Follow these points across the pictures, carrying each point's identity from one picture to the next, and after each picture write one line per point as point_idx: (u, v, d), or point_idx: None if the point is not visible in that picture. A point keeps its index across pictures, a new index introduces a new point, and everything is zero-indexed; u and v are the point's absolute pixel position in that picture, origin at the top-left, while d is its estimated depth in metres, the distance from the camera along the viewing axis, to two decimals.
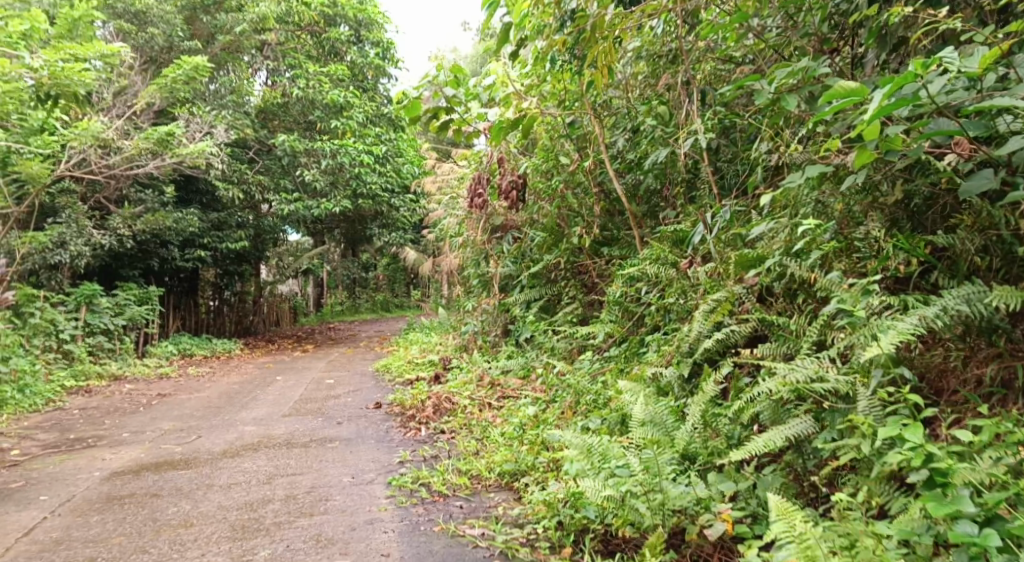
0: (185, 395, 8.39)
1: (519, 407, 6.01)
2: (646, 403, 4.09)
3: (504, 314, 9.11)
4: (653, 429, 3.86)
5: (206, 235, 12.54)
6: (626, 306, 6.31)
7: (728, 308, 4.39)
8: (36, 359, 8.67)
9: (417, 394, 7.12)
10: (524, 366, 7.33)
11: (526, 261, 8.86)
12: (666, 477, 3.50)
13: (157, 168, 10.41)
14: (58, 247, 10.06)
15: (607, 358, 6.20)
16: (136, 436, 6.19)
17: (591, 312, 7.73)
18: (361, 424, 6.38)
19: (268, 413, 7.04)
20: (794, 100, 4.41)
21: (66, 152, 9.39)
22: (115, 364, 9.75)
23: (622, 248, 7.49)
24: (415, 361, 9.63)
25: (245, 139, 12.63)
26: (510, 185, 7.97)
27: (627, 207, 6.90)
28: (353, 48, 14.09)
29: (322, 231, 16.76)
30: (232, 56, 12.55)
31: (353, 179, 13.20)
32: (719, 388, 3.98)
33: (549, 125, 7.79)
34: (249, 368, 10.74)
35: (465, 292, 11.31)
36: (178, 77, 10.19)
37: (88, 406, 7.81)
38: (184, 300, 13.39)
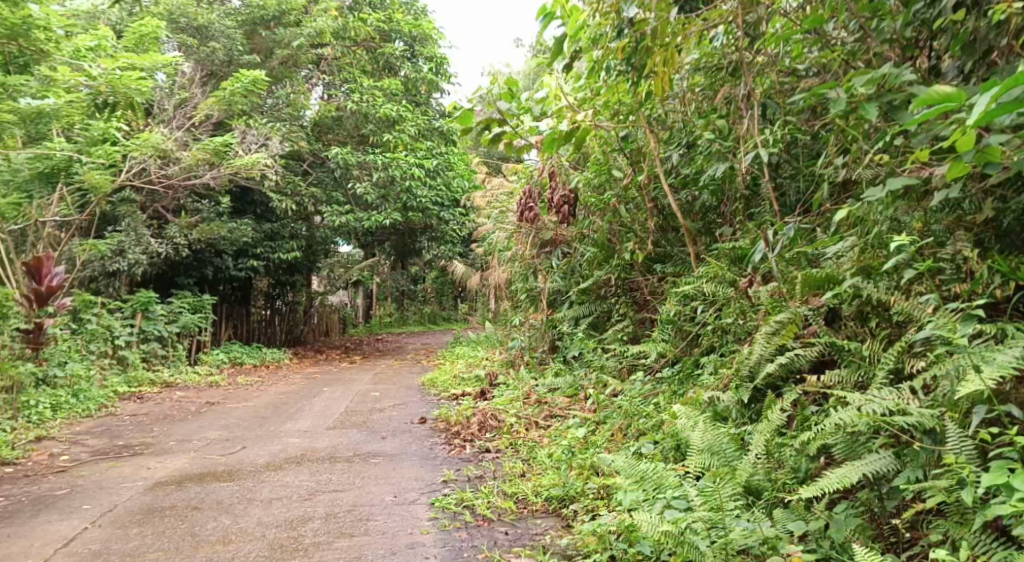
0: (232, 404, 8.38)
1: (567, 427, 5.82)
2: (705, 429, 3.92)
3: (552, 330, 8.94)
4: (712, 458, 3.76)
5: (258, 246, 12.64)
6: (680, 325, 6.10)
7: (794, 331, 4.22)
8: (90, 365, 8.75)
9: (463, 410, 6.97)
10: (573, 385, 7.14)
11: (575, 276, 8.67)
12: (729, 513, 3.34)
13: (213, 179, 10.52)
14: (116, 255, 10.20)
15: (659, 379, 5.99)
16: (181, 445, 6.16)
17: (642, 330, 7.52)
18: (406, 439, 6.27)
19: (313, 425, 6.97)
20: (872, 109, 4.25)
21: (127, 162, 9.47)
22: (167, 371, 9.84)
23: (676, 265, 7.27)
24: (461, 375, 9.50)
25: (299, 151, 12.73)
26: (561, 199, 8.12)
27: (683, 223, 6.69)
28: (408, 62, 14.13)
29: (372, 243, 16.81)
30: (290, 70, 12.57)
31: (404, 192, 13.18)
32: (785, 418, 3.78)
33: (602, 138, 7.61)
34: (297, 378, 10.74)
35: (513, 307, 11.16)
36: (237, 90, 10.40)
37: (139, 412, 7.85)
38: (235, 309, 13.51)
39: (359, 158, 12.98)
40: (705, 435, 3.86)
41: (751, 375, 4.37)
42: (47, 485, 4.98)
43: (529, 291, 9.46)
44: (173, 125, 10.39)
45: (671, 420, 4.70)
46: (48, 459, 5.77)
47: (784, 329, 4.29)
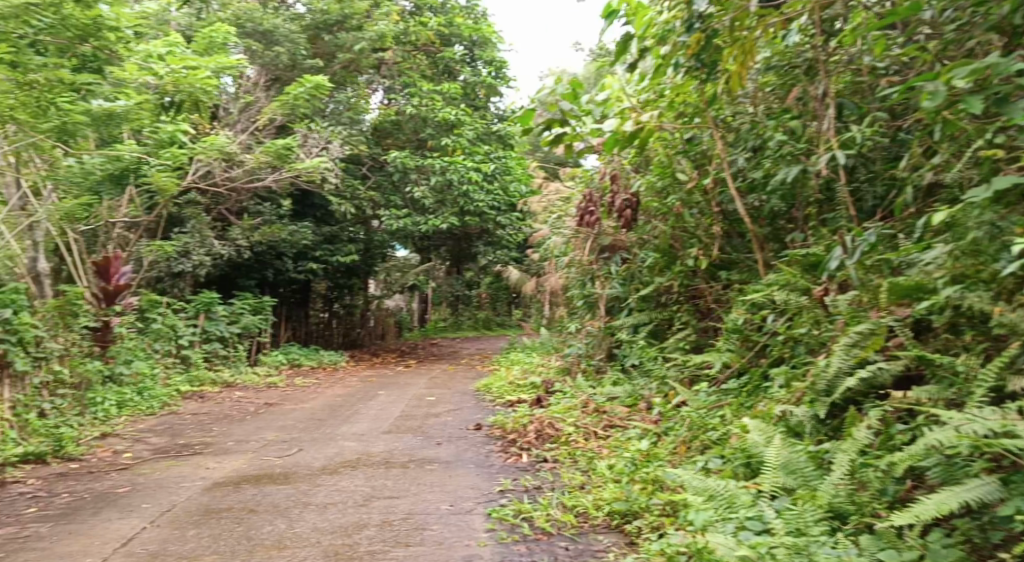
0: (290, 405, 8.41)
1: (628, 438, 5.65)
2: (780, 446, 3.72)
3: (610, 337, 8.74)
4: (789, 479, 3.58)
5: (317, 249, 12.72)
6: (746, 334, 5.89)
7: (879, 343, 4.04)
8: (154, 363, 8.87)
9: (520, 417, 6.84)
10: (632, 394, 6.95)
11: (635, 284, 8.43)
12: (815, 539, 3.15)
13: (276, 181, 10.62)
14: (181, 256, 10.32)
15: (725, 391, 5.77)
16: (240, 445, 6.17)
17: (705, 340, 7.30)
18: (462, 445, 6.16)
19: (369, 428, 6.92)
20: (978, 100, 3.96)
21: (193, 165, 9.68)
22: (228, 371, 9.93)
23: (742, 272, 7.04)
24: (516, 381, 9.37)
25: (359, 155, 12.80)
26: (624, 204, 8.19)
27: (751, 229, 6.47)
28: (467, 67, 14.11)
29: (428, 247, 16.81)
30: (351, 75, 12.73)
31: (461, 197, 13.01)
32: (869, 436, 3.58)
33: (666, 141, 7.50)
34: (353, 381, 10.75)
35: (569, 313, 10.99)
36: (300, 94, 10.31)
37: (200, 411, 7.90)
38: (294, 311, 13.64)
39: (418, 162, 12.99)
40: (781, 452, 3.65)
41: (828, 391, 4.16)
42: (109, 482, 5.00)
43: (587, 297, 9.27)
44: (240, 128, 10.72)
45: (739, 434, 4.49)
46: (112, 455, 5.81)
47: (867, 340, 4.12)
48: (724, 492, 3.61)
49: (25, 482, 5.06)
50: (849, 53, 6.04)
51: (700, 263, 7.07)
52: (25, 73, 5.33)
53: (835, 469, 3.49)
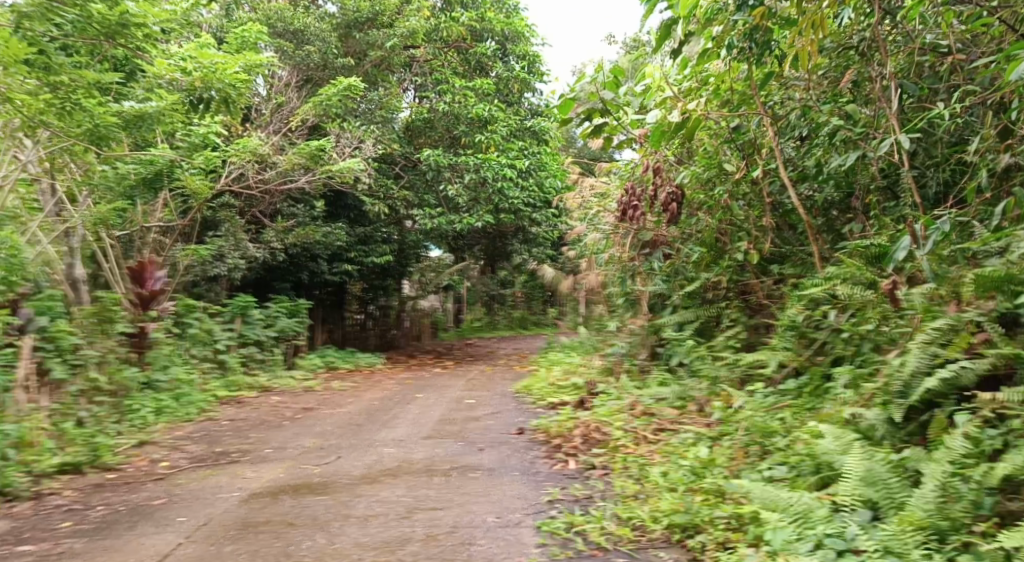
0: (327, 409, 8.25)
1: (681, 443, 5.37)
2: (859, 455, 3.44)
3: (653, 336, 8.46)
4: (870, 490, 3.29)
5: (352, 249, 12.59)
6: (802, 332, 5.61)
7: (965, 341, 3.80)
8: (192, 368, 8.76)
9: (564, 420, 6.59)
10: (681, 395, 6.66)
11: (680, 279, 8.08)
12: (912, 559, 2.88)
13: (309, 182, 10.46)
14: (216, 260, 10.21)
15: (783, 393, 5.48)
16: (278, 453, 6.00)
17: (756, 338, 7.00)
18: (505, 451, 5.94)
19: (408, 433, 6.73)
20: None
21: (226, 167, 9.54)
22: (265, 375, 9.82)
23: (795, 267, 6.73)
24: (557, 382, 9.12)
25: (391, 154, 12.62)
26: (668, 196, 7.48)
27: (807, 221, 6.19)
28: (499, 62, 13.90)
29: (462, 247, 16.63)
30: (382, 72, 12.49)
31: (496, 194, 12.82)
32: (962, 444, 3.30)
33: (712, 130, 7.27)
34: (390, 383, 10.60)
35: (608, 312, 10.72)
36: (333, 95, 10.28)
37: (237, 417, 7.76)
38: (329, 314, 13.54)
39: (451, 160, 12.79)
40: (861, 462, 3.38)
41: (903, 393, 3.90)
42: (145, 493, 4.84)
43: (627, 295, 8.97)
44: (272, 129, 10.67)
45: (806, 440, 4.21)
46: (149, 465, 5.66)
47: (946, 337, 3.90)
48: (800, 507, 3.34)
49: (61, 494, 4.92)
50: (908, 32, 5.74)
51: (750, 258, 6.76)
52: (54, 75, 5.22)
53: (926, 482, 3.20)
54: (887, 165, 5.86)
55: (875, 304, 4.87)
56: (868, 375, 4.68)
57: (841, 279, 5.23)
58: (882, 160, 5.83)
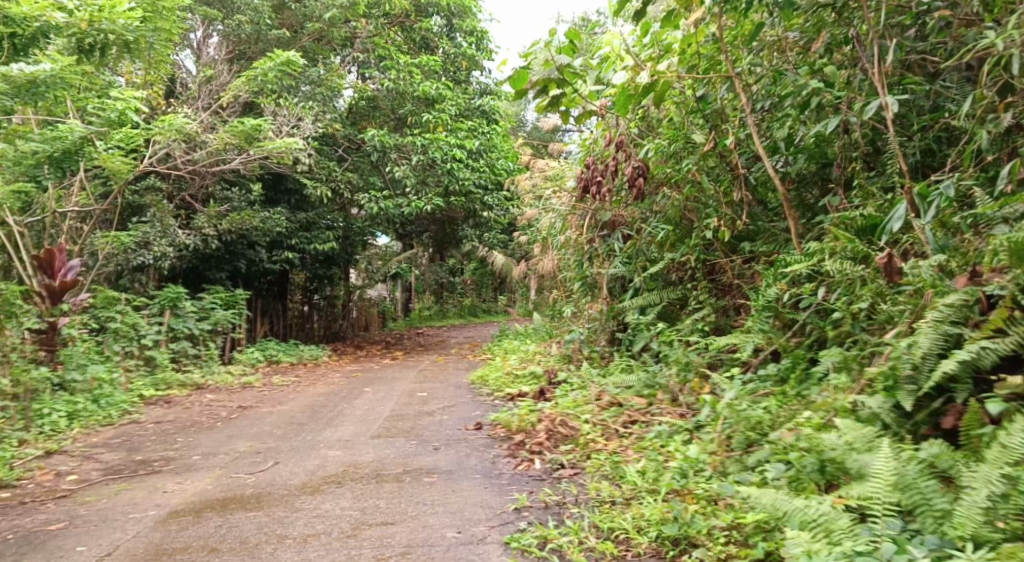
0: (267, 407, 7.60)
1: (655, 437, 4.89)
2: (888, 455, 3.07)
3: (614, 321, 7.96)
4: (905, 497, 2.92)
5: (293, 236, 11.84)
6: (781, 313, 5.19)
7: (995, 320, 3.38)
8: (114, 366, 8.00)
9: (525, 414, 6.05)
10: (649, 383, 6.19)
11: (641, 261, 7.59)
12: None
13: (243, 163, 9.69)
14: (140, 248, 9.38)
15: (765, 380, 5.03)
16: (207, 460, 5.35)
17: (727, 321, 6.55)
18: (464, 450, 5.38)
19: (355, 433, 6.13)
20: None
21: (150, 146, 8.77)
22: (198, 372, 9.08)
23: (768, 243, 6.25)
24: (513, 372, 8.59)
25: (333, 134, 11.90)
26: (634, 170, 6.86)
27: (783, 193, 5.74)
28: (446, 39, 13.27)
29: (410, 233, 15.95)
30: (320, 46, 11.78)
31: (445, 176, 12.18)
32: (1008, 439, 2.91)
33: (680, 97, 6.78)
34: (336, 377, 9.92)
35: (565, 297, 10.20)
36: (268, 72, 9.41)
37: (165, 419, 7.04)
38: (271, 305, 12.78)
39: (397, 140, 12.11)
40: (890, 464, 3.01)
41: (914, 380, 3.52)
42: (43, 516, 4.15)
43: (585, 278, 8.46)
44: (200, 105, 9.82)
45: (802, 433, 3.78)
46: (54, 479, 4.96)
47: (958, 315, 3.52)
48: (817, 517, 2.96)
49: None
50: None
51: (721, 234, 6.30)
52: None
53: (972, 486, 2.85)
54: (869, 132, 5.45)
55: (867, 279, 4.44)
56: (863, 359, 4.25)
57: (826, 253, 4.80)
58: (864, 125, 5.41)
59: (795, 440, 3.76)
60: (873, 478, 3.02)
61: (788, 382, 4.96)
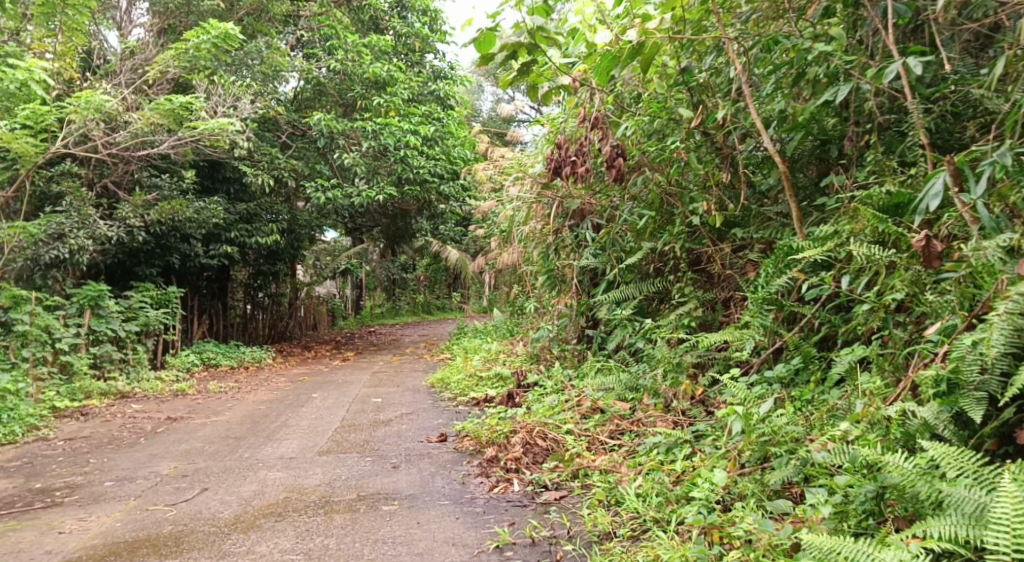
0: (200, 419, 6.73)
1: (649, 451, 4.22)
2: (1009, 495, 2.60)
3: (586, 316, 7.25)
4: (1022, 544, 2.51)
5: (232, 228, 10.89)
6: (788, 306, 4.55)
7: None
8: (22, 375, 7.11)
9: (495, 424, 5.32)
10: (632, 386, 5.51)
11: (613, 252, 6.87)
12: None
13: (173, 146, 8.85)
14: (54, 241, 8.42)
15: (772, 385, 4.37)
16: (121, 486, 4.55)
17: (716, 315, 5.88)
18: (426, 469, 4.65)
19: (299, 449, 5.34)
20: None
21: (64, 126, 7.91)
22: (123, 380, 8.20)
23: (763, 230, 5.56)
24: (477, 374, 7.85)
25: (274, 117, 11.00)
26: (612, 150, 6.11)
27: (782, 170, 5.06)
28: (396, 19, 12.47)
29: (359, 227, 15.09)
30: (260, 23, 10.88)
31: (398, 163, 11.36)
32: None
33: (663, 68, 6.10)
34: (281, 382, 9.04)
35: (528, 292, 9.47)
36: (202, 44, 8.62)
37: (80, 435, 6.18)
38: (209, 304, 11.82)
39: (345, 126, 11.24)
40: (1013, 509, 2.57)
41: (985, 387, 2.96)
42: None
43: (551, 272, 7.72)
44: (123, 81, 8.91)
45: (851, 452, 3.13)
46: None
47: None
48: None
49: None
50: None
51: (711, 220, 5.63)
52: None
53: None
54: (882, 104, 4.84)
55: (899, 266, 3.82)
56: (899, 359, 3.64)
57: (844, 237, 4.15)
58: (878, 95, 4.80)
59: (852, 461, 3.08)
60: (992, 522, 2.58)
61: (802, 386, 4.31)
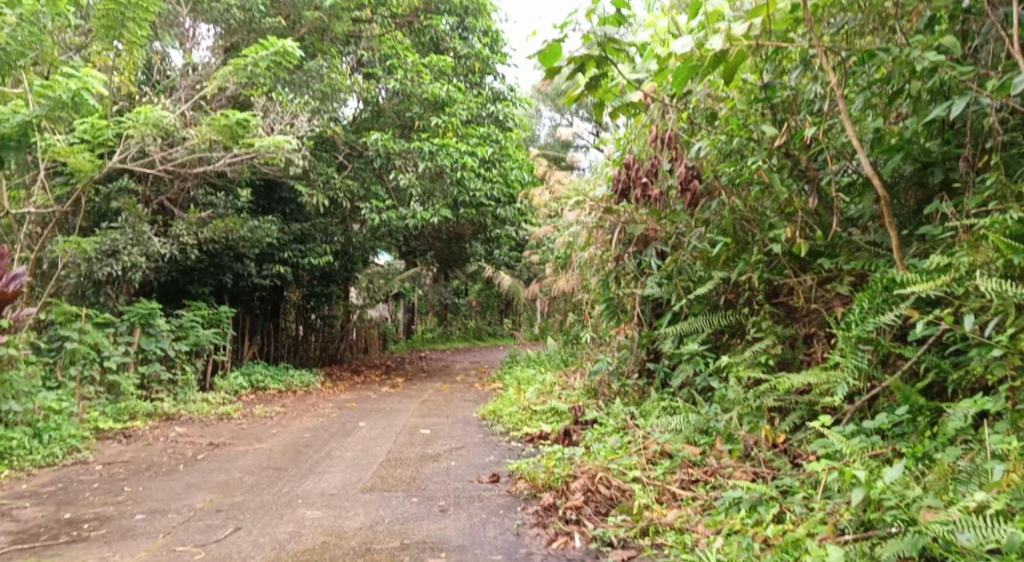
0: (243, 446, 6.43)
1: (730, 508, 3.78)
2: None
3: (648, 348, 6.79)
4: None
5: (286, 248, 10.75)
6: (890, 345, 4.11)
7: None
8: (68, 394, 6.93)
9: (553, 464, 4.90)
10: (703, 429, 5.03)
11: (681, 280, 6.39)
12: None
13: (229, 163, 8.69)
14: (107, 257, 8.30)
15: (871, 436, 3.89)
16: (150, 520, 4.24)
17: (797, 353, 5.37)
18: (478, 514, 4.25)
19: (343, 484, 4.98)
20: None
21: (122, 141, 7.80)
22: (170, 401, 7.99)
23: (853, 261, 5.08)
24: (531, 406, 7.42)
25: (331, 136, 10.85)
26: (687, 171, 5.71)
27: (881, 194, 4.56)
28: (457, 41, 12.27)
29: (413, 250, 14.87)
30: (321, 42, 10.74)
31: (454, 186, 11.08)
32: None
33: (744, 84, 5.66)
34: (329, 407, 8.74)
35: (584, 322, 9.05)
36: (260, 60, 8.27)
37: (120, 459, 5.93)
38: (262, 324, 11.65)
39: (402, 146, 10.97)
40: None
41: None
42: None
43: (610, 300, 7.20)
44: (182, 97, 8.83)
45: (1000, 531, 2.78)
46: None
47: None
48: None
49: None
50: None
51: (796, 248, 5.15)
52: None
53: None
54: (998, 124, 4.35)
55: None
56: None
57: (967, 272, 3.74)
58: (993, 114, 4.31)
59: (1009, 544, 2.71)
60: None
61: (906, 439, 3.83)
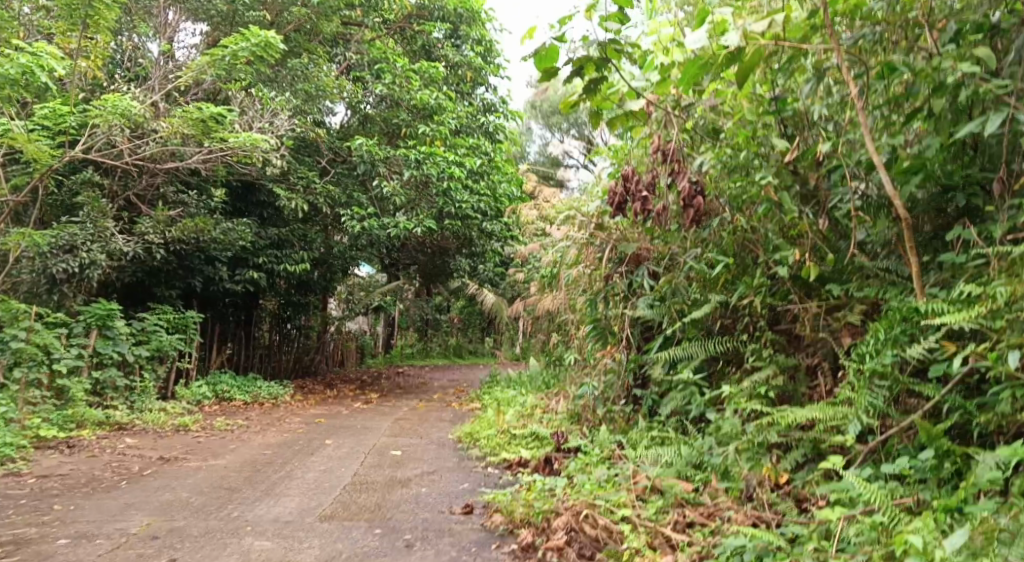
0: (195, 462, 5.91)
1: (732, 557, 3.39)
2: None
3: (637, 373, 6.35)
4: None
5: (260, 253, 10.26)
6: (911, 382, 3.72)
7: None
8: (8, 398, 6.40)
9: (533, 497, 4.44)
10: (697, 463, 4.60)
11: (677, 302, 5.95)
12: None
13: (203, 160, 8.20)
14: (64, 253, 7.79)
15: (889, 483, 3.48)
16: (73, 546, 3.76)
17: (801, 386, 4.94)
18: (447, 553, 3.79)
19: (298, 511, 4.49)
20: None
21: (87, 130, 7.33)
22: (124, 409, 7.46)
23: (865, 288, 4.70)
24: (510, 429, 6.95)
25: (314, 139, 10.40)
26: (690, 186, 5.27)
27: (902, 217, 4.19)
28: (450, 48, 11.89)
29: (395, 262, 14.38)
30: (307, 41, 10.33)
31: (440, 196, 10.64)
32: None
33: (753, 95, 5.27)
34: (296, 422, 8.22)
35: (570, 343, 8.59)
36: (240, 51, 7.84)
37: (56, 472, 5.40)
38: (232, 331, 11.12)
39: (387, 152, 10.54)
40: None
41: None
42: None
43: (598, 321, 6.76)
44: (154, 87, 8.36)
45: None
46: None
47: None
48: None
49: None
50: None
51: (804, 272, 4.76)
52: None
53: None
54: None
55: None
56: None
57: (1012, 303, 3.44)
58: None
59: None
60: None
61: (928, 488, 3.43)
